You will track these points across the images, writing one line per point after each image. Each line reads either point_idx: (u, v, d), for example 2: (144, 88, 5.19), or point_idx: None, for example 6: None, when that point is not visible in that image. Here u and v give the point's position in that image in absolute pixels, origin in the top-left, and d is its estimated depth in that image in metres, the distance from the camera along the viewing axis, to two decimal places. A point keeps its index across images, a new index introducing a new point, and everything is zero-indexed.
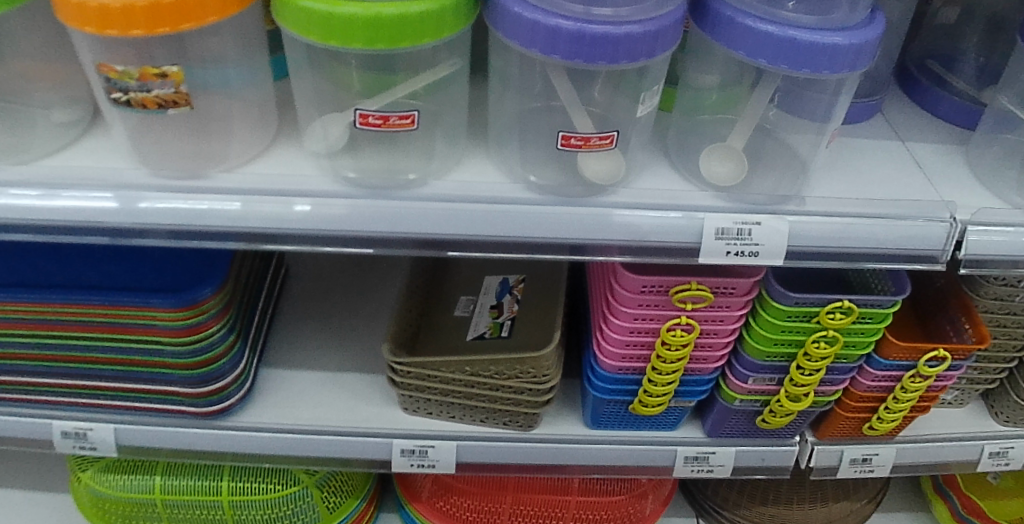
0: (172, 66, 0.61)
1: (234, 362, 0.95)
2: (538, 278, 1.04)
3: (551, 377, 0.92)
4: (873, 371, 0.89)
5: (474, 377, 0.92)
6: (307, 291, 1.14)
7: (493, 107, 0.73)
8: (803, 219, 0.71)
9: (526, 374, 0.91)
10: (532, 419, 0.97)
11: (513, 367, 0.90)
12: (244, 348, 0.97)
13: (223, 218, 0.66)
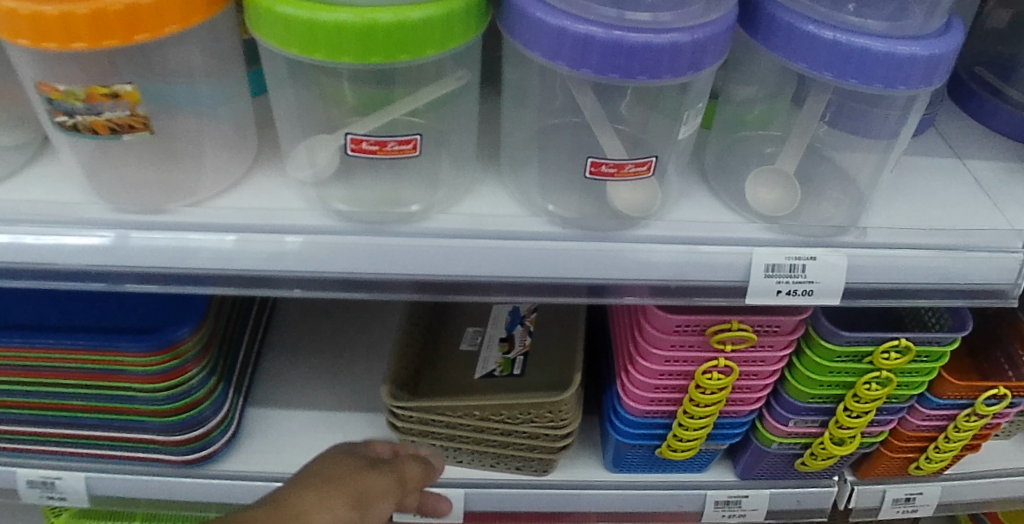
0: (126, 85, 0.52)
1: (217, 405, 0.84)
2: (552, 311, 0.96)
3: (570, 420, 0.84)
4: (925, 410, 0.80)
5: (485, 420, 0.84)
6: (298, 319, 1.04)
7: (507, 128, 0.64)
8: (864, 252, 0.62)
9: (541, 416, 0.83)
10: (547, 464, 0.89)
11: (528, 409, 0.82)
12: (228, 389, 0.87)
13: (193, 261, 0.57)
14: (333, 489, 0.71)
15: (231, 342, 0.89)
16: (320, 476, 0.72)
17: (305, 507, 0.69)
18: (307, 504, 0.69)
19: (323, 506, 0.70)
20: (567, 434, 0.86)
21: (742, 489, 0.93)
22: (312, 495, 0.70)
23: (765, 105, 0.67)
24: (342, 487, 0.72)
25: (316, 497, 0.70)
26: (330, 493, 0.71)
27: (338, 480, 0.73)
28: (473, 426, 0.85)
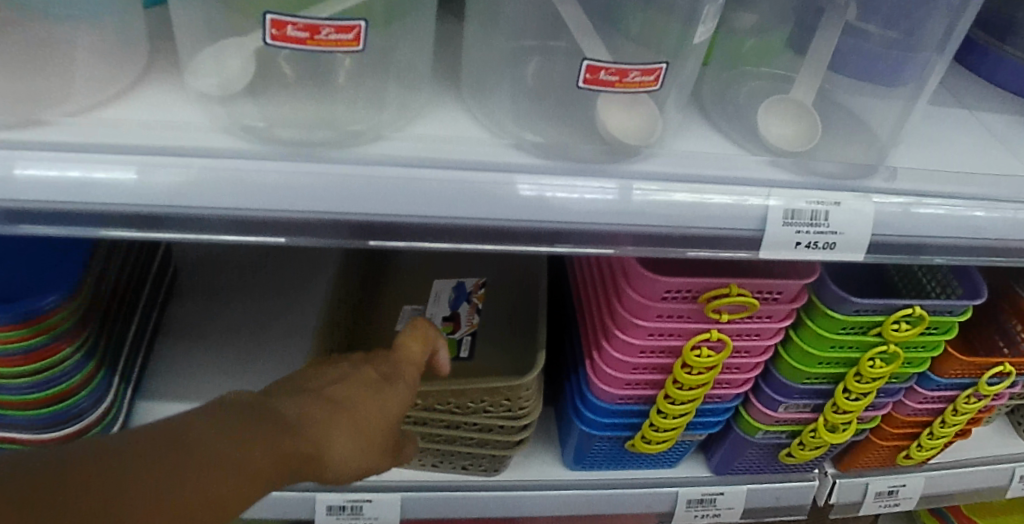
0: None
1: (101, 394, 0.67)
2: (505, 283, 0.83)
3: (529, 408, 0.72)
4: (923, 392, 0.72)
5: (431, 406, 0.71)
6: (212, 276, 0.86)
7: (471, 38, 0.51)
8: (892, 200, 0.52)
9: (496, 402, 0.70)
10: (499, 462, 0.76)
11: (483, 394, 0.69)
12: (116, 375, 0.69)
13: (51, 188, 0.41)
14: (383, 394, 0.57)
15: (124, 317, 0.72)
16: (369, 375, 0.57)
17: (350, 399, 0.54)
18: (349, 396, 0.54)
19: (370, 403, 0.55)
20: (523, 426, 0.73)
21: (718, 486, 0.82)
22: (358, 393, 0.55)
23: None
24: (388, 396, 0.57)
25: (363, 393, 0.55)
26: (385, 390, 0.57)
27: (394, 384, 0.58)
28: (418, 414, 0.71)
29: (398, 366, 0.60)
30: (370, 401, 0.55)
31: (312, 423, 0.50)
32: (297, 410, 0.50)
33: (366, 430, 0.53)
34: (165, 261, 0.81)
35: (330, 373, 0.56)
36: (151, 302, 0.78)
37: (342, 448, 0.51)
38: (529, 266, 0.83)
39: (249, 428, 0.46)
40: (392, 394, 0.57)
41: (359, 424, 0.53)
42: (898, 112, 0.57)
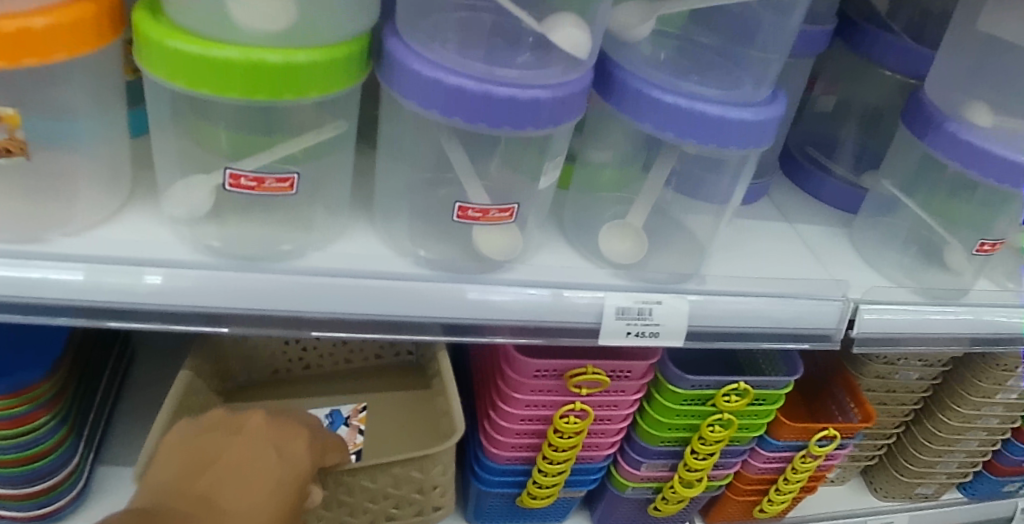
0: (8, 108, 0.52)
1: (66, 457, 0.77)
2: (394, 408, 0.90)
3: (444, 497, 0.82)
4: (765, 453, 0.88)
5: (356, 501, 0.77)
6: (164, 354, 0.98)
7: (380, 178, 0.67)
8: (702, 298, 0.68)
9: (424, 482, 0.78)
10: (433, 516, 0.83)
11: (403, 481, 0.77)
12: (79, 442, 0.80)
13: (59, 293, 0.54)
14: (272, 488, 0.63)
15: (89, 385, 0.83)
16: (258, 463, 0.64)
17: (240, 498, 0.62)
18: (239, 495, 0.62)
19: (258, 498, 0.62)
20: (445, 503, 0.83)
21: None
22: (247, 494, 0.62)
23: (619, 170, 0.73)
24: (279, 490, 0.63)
25: (252, 487, 0.63)
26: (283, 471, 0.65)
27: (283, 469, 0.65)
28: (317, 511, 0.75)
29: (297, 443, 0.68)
30: (261, 500, 0.62)
31: None
32: (195, 519, 0.59)
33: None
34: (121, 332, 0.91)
35: (225, 464, 0.64)
36: (111, 372, 0.89)
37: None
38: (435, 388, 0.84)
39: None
40: (285, 476, 0.65)
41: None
42: (712, 220, 0.73)
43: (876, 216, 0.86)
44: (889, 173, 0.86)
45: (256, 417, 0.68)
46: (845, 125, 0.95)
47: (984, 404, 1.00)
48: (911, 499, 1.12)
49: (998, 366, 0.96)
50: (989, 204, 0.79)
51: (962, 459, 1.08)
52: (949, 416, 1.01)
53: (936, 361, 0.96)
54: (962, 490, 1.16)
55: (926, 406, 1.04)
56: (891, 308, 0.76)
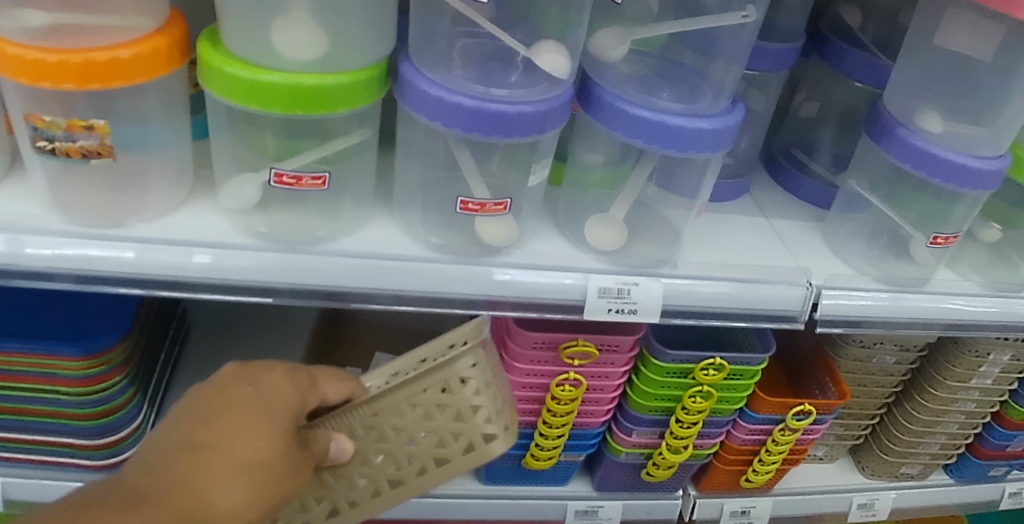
0: (99, 120, 0.66)
1: (132, 415, 0.90)
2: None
3: (501, 418, 0.67)
4: (747, 425, 0.97)
5: (395, 447, 0.70)
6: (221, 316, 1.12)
7: (399, 176, 0.79)
8: (676, 280, 0.79)
9: (456, 408, 0.67)
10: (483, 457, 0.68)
11: (433, 409, 0.68)
12: (142, 404, 0.92)
13: (120, 266, 0.68)
14: (257, 417, 0.61)
15: (152, 353, 0.96)
16: (236, 398, 0.62)
17: (224, 436, 0.59)
18: (223, 435, 0.59)
19: (243, 435, 0.59)
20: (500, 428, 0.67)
21: (599, 500, 1.03)
22: (234, 431, 0.59)
23: (607, 169, 0.84)
24: (266, 418, 0.61)
25: (236, 425, 0.60)
26: (272, 406, 0.63)
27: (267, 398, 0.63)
28: (370, 482, 0.72)
29: (279, 378, 0.66)
30: (247, 437, 0.59)
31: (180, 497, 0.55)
32: (177, 468, 0.56)
33: (252, 455, 0.59)
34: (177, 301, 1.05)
35: (201, 413, 0.61)
36: (171, 343, 1.03)
37: (283, 488, 0.60)
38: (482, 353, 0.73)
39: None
40: (271, 409, 0.62)
41: (260, 480, 0.59)
42: (684, 211, 0.85)
43: (847, 212, 0.96)
44: (858, 172, 0.96)
45: (226, 368, 0.66)
46: (825, 127, 1.05)
47: (960, 389, 1.08)
48: (896, 479, 1.20)
49: (970, 351, 1.04)
50: (943, 198, 0.89)
51: (944, 440, 1.16)
52: (927, 398, 1.10)
53: (912, 347, 1.03)
54: (948, 471, 1.24)
55: (907, 389, 1.12)
56: (849, 294, 0.85)
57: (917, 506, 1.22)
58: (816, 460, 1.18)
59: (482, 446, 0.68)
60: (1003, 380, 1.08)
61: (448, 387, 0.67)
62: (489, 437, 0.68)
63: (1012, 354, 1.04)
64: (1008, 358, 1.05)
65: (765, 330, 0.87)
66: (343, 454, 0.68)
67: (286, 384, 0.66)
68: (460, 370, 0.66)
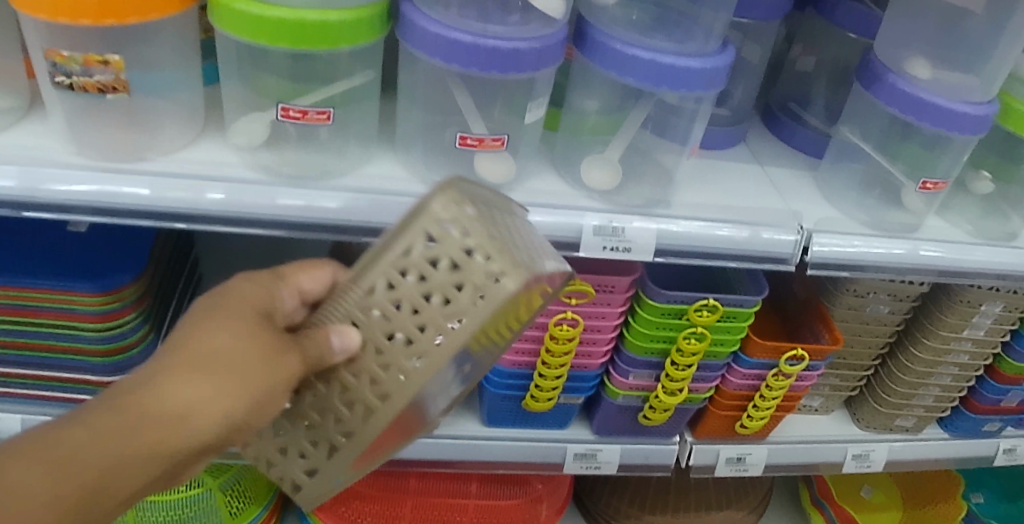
0: (115, 55, 0.69)
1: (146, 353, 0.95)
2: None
3: (496, 257, 0.53)
4: (741, 369, 1.00)
5: (398, 324, 0.56)
6: (229, 264, 1.19)
7: (401, 119, 0.81)
8: (669, 220, 0.81)
9: (442, 255, 0.54)
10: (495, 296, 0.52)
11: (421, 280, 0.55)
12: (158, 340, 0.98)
13: (135, 199, 0.70)
14: (225, 318, 0.57)
15: (165, 297, 1.00)
16: (205, 307, 0.59)
17: (190, 339, 0.55)
18: (191, 338, 0.55)
19: (209, 334, 0.55)
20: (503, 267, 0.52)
21: (597, 443, 1.06)
22: (203, 331, 0.55)
23: (603, 114, 0.86)
24: (233, 318, 0.57)
25: (204, 327, 0.56)
26: (239, 304, 0.59)
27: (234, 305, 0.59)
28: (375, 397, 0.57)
29: (246, 282, 0.63)
30: (212, 334, 0.55)
31: (148, 400, 0.52)
32: (143, 376, 0.53)
33: (219, 350, 0.54)
34: (190, 243, 1.10)
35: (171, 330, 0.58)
36: (184, 284, 1.08)
37: (266, 376, 0.55)
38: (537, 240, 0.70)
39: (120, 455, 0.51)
40: (240, 313, 0.58)
41: (233, 370, 0.54)
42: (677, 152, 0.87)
43: (839, 161, 0.98)
44: (851, 122, 0.98)
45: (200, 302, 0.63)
46: (818, 81, 1.08)
47: (952, 339, 1.10)
48: (891, 431, 1.22)
49: (962, 301, 1.06)
50: (931, 148, 0.92)
51: (938, 393, 1.17)
52: (920, 349, 1.12)
53: (905, 297, 1.05)
54: (943, 426, 1.25)
55: (900, 340, 1.14)
56: (839, 236, 0.88)
57: (913, 460, 1.23)
58: (811, 411, 1.21)
59: (489, 290, 0.52)
60: (996, 332, 1.10)
61: (430, 235, 0.54)
62: (495, 275, 0.52)
63: (1005, 305, 1.06)
64: (1001, 310, 1.06)
65: (756, 270, 0.90)
66: (351, 344, 0.57)
67: (255, 288, 0.62)
68: (433, 216, 0.54)
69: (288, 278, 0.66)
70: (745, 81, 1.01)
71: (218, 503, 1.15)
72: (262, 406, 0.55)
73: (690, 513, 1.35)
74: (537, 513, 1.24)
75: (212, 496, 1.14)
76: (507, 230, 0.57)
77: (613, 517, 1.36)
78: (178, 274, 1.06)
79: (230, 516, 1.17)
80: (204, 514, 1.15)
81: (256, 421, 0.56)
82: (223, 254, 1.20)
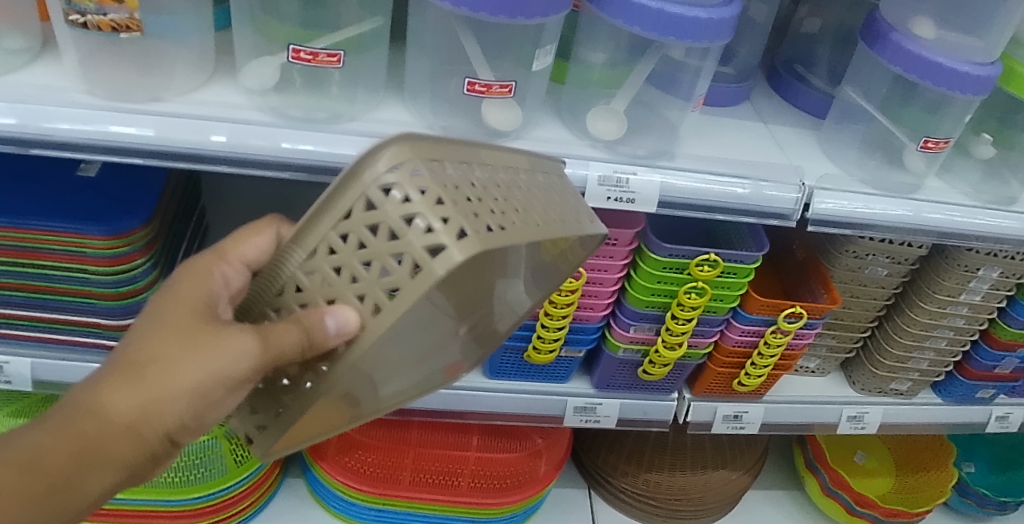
0: None
1: None
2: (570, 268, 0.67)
3: (432, 225, 0.50)
4: (740, 325, 1.01)
5: (340, 271, 0.55)
6: (236, 214, 1.19)
7: (410, 68, 0.82)
8: (672, 172, 0.82)
9: (380, 224, 0.52)
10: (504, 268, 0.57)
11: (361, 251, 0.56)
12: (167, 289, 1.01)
13: (148, 139, 0.71)
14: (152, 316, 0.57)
15: (172, 244, 1.02)
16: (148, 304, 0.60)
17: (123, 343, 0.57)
18: (125, 343, 0.57)
19: (135, 336, 0.56)
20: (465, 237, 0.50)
21: (597, 397, 1.09)
22: (133, 336, 0.57)
23: (610, 67, 0.87)
24: (158, 311, 0.58)
25: (134, 333, 0.57)
26: (164, 287, 0.60)
27: (172, 295, 0.59)
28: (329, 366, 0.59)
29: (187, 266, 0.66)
30: (134, 338, 0.56)
31: (102, 410, 0.54)
32: (76, 391, 0.55)
33: (137, 351, 0.56)
34: (199, 186, 1.12)
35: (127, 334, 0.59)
36: (191, 234, 1.09)
37: (144, 344, 0.56)
38: (540, 185, 0.63)
39: (45, 443, 0.54)
40: (170, 300, 0.58)
41: (120, 362, 0.55)
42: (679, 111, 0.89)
43: (841, 122, 0.99)
44: (855, 82, 0.98)
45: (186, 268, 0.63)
46: (823, 43, 1.09)
47: (949, 303, 1.11)
48: (886, 394, 1.24)
49: (959, 265, 1.06)
50: (934, 109, 0.92)
51: (934, 357, 1.19)
52: (917, 312, 1.13)
53: (904, 259, 1.06)
54: (937, 391, 1.27)
55: (898, 303, 1.15)
56: (839, 194, 0.89)
57: (906, 423, 1.25)
58: (808, 372, 1.23)
59: (422, 262, 0.50)
60: (992, 298, 1.11)
61: (371, 199, 0.53)
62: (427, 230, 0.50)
63: (1001, 271, 1.06)
64: (998, 275, 1.07)
65: (757, 225, 0.92)
66: (350, 326, 0.54)
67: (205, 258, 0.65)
68: (375, 175, 0.52)
69: (228, 253, 0.66)
70: (752, 40, 1.02)
71: (222, 451, 1.20)
72: (162, 392, 0.55)
73: (686, 472, 1.37)
74: (535, 467, 1.28)
75: (216, 445, 1.20)
76: (450, 168, 0.54)
77: (611, 475, 1.40)
78: (186, 221, 1.07)
79: (234, 465, 1.23)
80: (210, 462, 1.20)
81: (171, 399, 0.55)
82: (228, 206, 1.21)
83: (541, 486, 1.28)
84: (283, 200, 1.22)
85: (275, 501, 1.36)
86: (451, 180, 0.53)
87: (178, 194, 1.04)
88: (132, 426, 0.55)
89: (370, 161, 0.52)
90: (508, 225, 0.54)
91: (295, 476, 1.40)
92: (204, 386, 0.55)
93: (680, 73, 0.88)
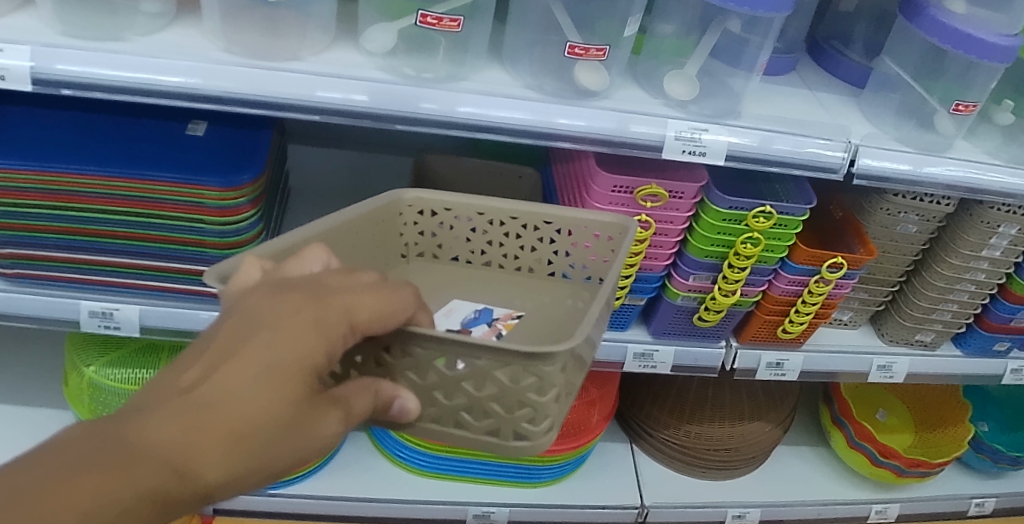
0: None
1: None
2: (553, 307, 0.97)
3: (548, 414, 0.76)
4: (787, 275, 1.11)
5: (446, 381, 0.75)
6: (320, 180, 1.31)
7: (510, 36, 0.93)
8: (738, 129, 0.92)
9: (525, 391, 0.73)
10: (559, 411, 0.79)
11: (480, 377, 0.74)
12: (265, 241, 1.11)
13: (292, 91, 0.81)
14: (267, 385, 0.56)
15: (269, 201, 1.12)
16: (253, 353, 0.56)
17: (227, 398, 0.54)
18: (232, 396, 0.54)
19: (244, 400, 0.54)
20: (546, 430, 0.78)
21: (654, 344, 1.20)
22: (242, 394, 0.55)
23: (678, 37, 1.00)
24: (275, 380, 0.56)
25: (244, 391, 0.55)
26: (265, 338, 0.57)
27: (293, 358, 0.57)
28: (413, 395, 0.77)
29: (259, 295, 0.61)
30: (245, 402, 0.54)
31: (200, 468, 0.53)
32: (168, 432, 0.52)
33: (246, 423, 0.54)
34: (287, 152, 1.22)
35: (226, 367, 0.55)
36: (281, 194, 1.19)
37: (254, 417, 0.55)
38: (605, 317, 0.83)
39: (129, 503, 0.50)
40: (285, 364, 0.57)
41: (227, 426, 0.54)
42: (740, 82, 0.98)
43: (878, 90, 1.10)
44: (890, 55, 1.10)
45: (294, 310, 0.59)
46: (859, 22, 1.21)
47: (972, 258, 1.22)
48: (912, 346, 1.34)
49: (982, 221, 1.17)
50: (964, 76, 1.03)
51: (957, 310, 1.30)
52: (943, 267, 1.24)
53: (933, 217, 1.17)
54: (958, 344, 1.38)
55: (925, 259, 1.26)
56: (883, 151, 0.99)
57: (931, 374, 1.36)
58: (841, 325, 1.34)
59: (526, 429, 0.78)
60: (1010, 253, 1.21)
61: (524, 370, 0.72)
62: (543, 416, 0.76)
63: (1020, 228, 1.17)
64: (1016, 232, 1.18)
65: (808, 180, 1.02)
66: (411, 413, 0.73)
67: (303, 301, 0.60)
68: (544, 366, 0.71)
69: (352, 301, 0.62)
70: (799, 16, 1.13)
71: None
72: (259, 461, 0.56)
73: (724, 425, 1.48)
74: (589, 416, 1.38)
75: None
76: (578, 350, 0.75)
77: (654, 427, 1.51)
78: (278, 181, 1.18)
79: None
80: None
81: (257, 470, 0.57)
82: (312, 173, 1.32)
83: (594, 435, 1.39)
84: (362, 169, 1.36)
85: (341, 454, 1.45)
86: (567, 371, 0.75)
87: (275, 156, 1.14)
88: (212, 492, 0.55)
89: (558, 350, 0.70)
90: (570, 402, 0.81)
91: (358, 432, 1.49)
92: (285, 463, 0.59)
93: (741, 44, 0.98)
